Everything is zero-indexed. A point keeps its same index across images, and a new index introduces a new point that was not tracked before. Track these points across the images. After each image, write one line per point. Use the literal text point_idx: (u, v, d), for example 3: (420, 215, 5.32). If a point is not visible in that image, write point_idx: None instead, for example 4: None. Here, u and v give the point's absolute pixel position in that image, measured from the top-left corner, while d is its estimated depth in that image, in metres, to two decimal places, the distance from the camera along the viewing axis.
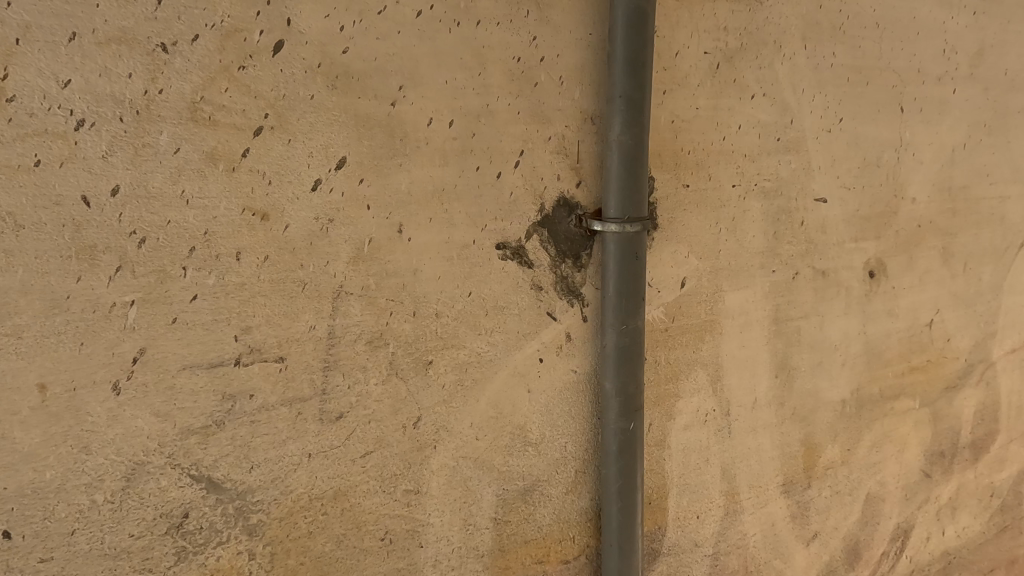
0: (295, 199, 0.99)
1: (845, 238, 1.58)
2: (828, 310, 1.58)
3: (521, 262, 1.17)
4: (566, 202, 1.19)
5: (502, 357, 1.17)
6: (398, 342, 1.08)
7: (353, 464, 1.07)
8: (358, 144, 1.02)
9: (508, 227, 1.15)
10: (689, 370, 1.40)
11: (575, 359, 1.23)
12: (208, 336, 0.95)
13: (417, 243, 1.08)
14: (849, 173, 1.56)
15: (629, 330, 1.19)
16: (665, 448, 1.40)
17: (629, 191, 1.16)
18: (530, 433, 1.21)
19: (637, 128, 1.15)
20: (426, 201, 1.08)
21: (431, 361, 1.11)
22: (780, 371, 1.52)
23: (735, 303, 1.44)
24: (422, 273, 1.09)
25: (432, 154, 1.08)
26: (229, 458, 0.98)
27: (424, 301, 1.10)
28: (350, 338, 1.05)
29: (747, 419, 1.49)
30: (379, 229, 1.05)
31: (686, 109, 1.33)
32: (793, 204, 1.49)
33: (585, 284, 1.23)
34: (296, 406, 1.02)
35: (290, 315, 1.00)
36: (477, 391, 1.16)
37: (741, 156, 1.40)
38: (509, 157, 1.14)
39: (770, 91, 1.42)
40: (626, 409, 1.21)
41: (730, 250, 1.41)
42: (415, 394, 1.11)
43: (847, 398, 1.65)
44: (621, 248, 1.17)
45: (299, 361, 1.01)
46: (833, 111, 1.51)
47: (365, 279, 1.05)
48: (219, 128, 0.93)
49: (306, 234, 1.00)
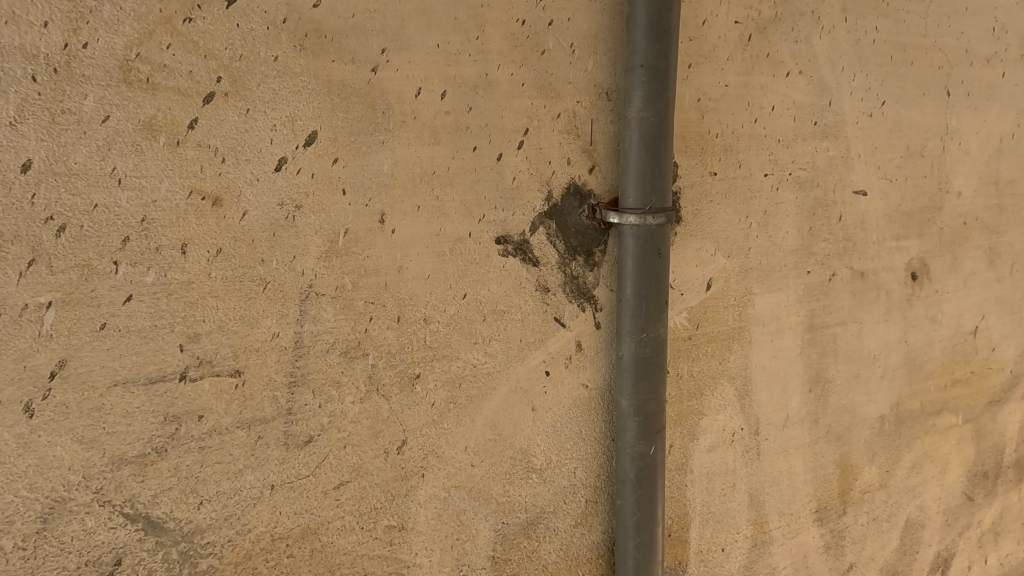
0: (254, 181, 0.82)
1: (886, 235, 1.41)
2: (867, 317, 1.41)
3: (525, 260, 1.00)
4: (577, 190, 1.03)
5: (502, 370, 1.01)
6: (379, 352, 0.92)
7: (325, 498, 0.90)
8: (331, 117, 0.86)
9: (510, 218, 0.99)
10: (714, 384, 1.24)
11: (587, 372, 1.07)
12: (146, 346, 0.78)
13: (403, 235, 0.92)
14: (891, 163, 1.40)
15: (649, 339, 1.02)
16: (687, 472, 1.23)
17: (651, 176, 0.99)
18: (534, 457, 1.04)
19: (661, 102, 0.98)
20: (413, 187, 0.92)
21: (418, 375, 0.95)
22: (814, 385, 1.35)
23: (766, 308, 1.27)
24: (408, 271, 0.93)
25: (421, 131, 0.92)
26: (172, 493, 0.81)
27: (411, 305, 0.93)
28: (321, 348, 0.88)
29: (778, 439, 1.32)
30: (357, 218, 0.89)
31: (713, 86, 1.16)
32: (830, 196, 1.32)
33: (598, 285, 1.06)
34: (255, 429, 0.85)
35: (247, 320, 0.83)
36: (473, 410, 0.99)
37: (774, 141, 1.24)
38: (512, 136, 0.98)
39: (807, 68, 1.25)
40: (645, 431, 1.04)
41: (761, 248, 1.25)
42: (400, 413, 0.94)
43: (885, 415, 1.48)
44: (641, 244, 1.00)
45: (259, 375, 0.85)
46: (875, 93, 1.35)
47: (340, 278, 0.88)
48: (158, 92, 0.76)
49: (267, 224, 0.83)
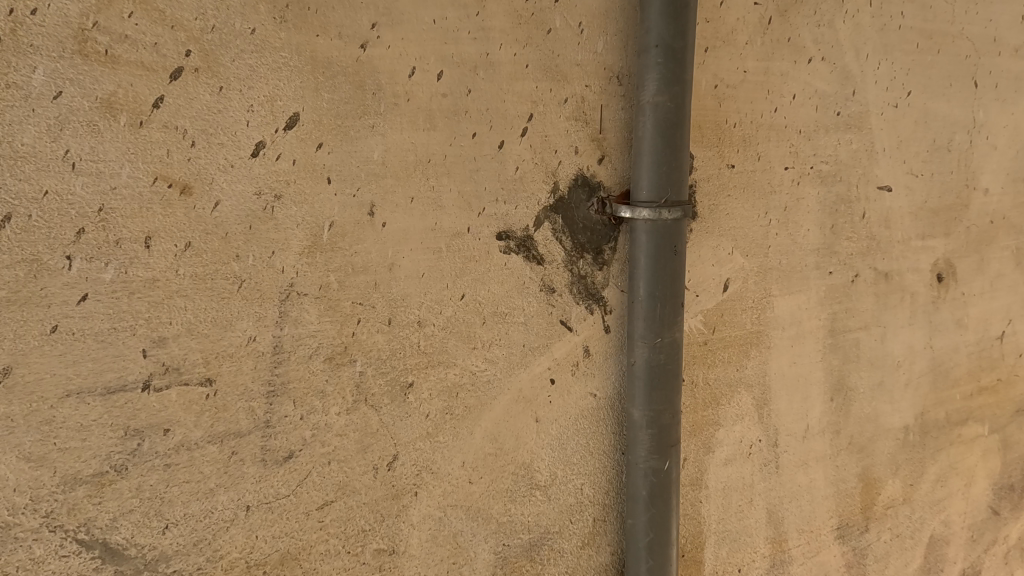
0: (228, 167, 0.74)
1: (911, 234, 1.33)
2: (891, 321, 1.33)
3: (529, 258, 0.92)
4: (585, 182, 0.95)
5: (503, 378, 0.92)
6: (368, 358, 0.83)
7: (307, 520, 0.81)
8: (315, 97, 0.78)
9: (513, 212, 0.90)
10: (731, 393, 1.15)
11: (595, 380, 0.98)
12: (104, 352, 0.70)
13: (395, 229, 0.83)
14: (917, 157, 1.31)
15: (663, 344, 0.94)
16: (702, 488, 1.14)
17: (666, 166, 0.91)
18: (538, 473, 0.96)
19: (678, 86, 0.90)
20: (406, 176, 0.83)
21: (411, 383, 0.86)
22: (836, 393, 1.27)
23: (786, 311, 1.19)
24: (401, 269, 0.84)
25: (415, 115, 0.83)
26: (133, 516, 0.72)
27: (403, 306, 0.85)
28: (303, 354, 0.79)
29: (797, 451, 1.23)
30: (344, 210, 0.80)
31: (731, 72, 1.08)
32: (854, 192, 1.24)
33: (608, 285, 0.97)
34: (228, 444, 0.76)
35: (219, 323, 0.75)
36: (471, 422, 0.90)
37: (795, 132, 1.15)
38: (515, 123, 0.89)
39: (829, 54, 1.17)
40: (660, 444, 0.95)
41: (781, 246, 1.16)
42: (390, 425, 0.85)
43: (909, 425, 1.39)
44: (656, 240, 0.92)
45: (233, 385, 0.76)
46: (900, 83, 1.27)
47: (325, 276, 0.80)
48: (119, 66, 0.68)
49: (242, 215, 0.75)
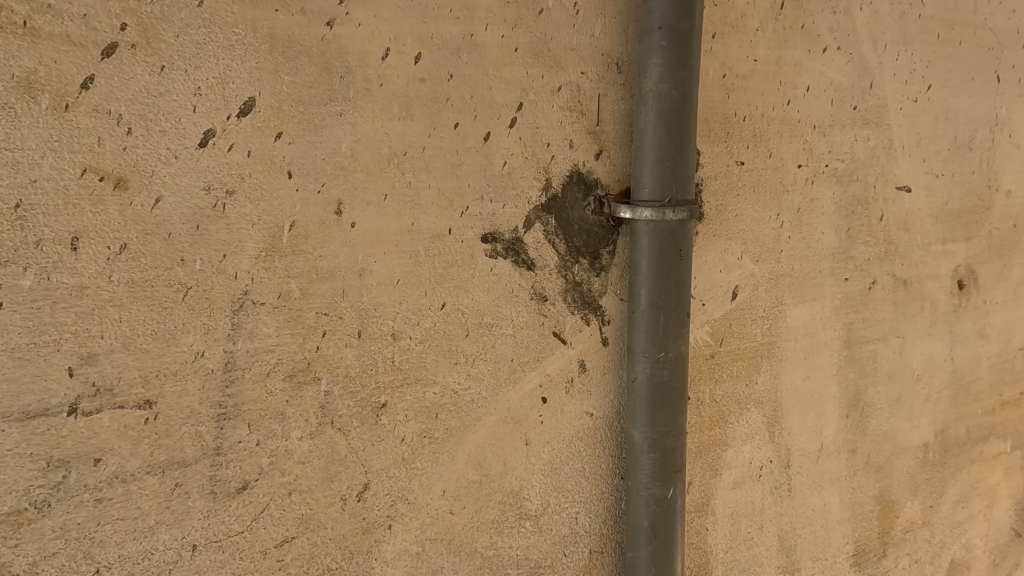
0: (171, 158, 0.64)
1: (931, 238, 1.23)
2: (910, 331, 1.23)
3: (518, 263, 0.83)
4: (581, 179, 0.85)
5: (488, 397, 0.83)
6: (334, 375, 0.74)
7: (264, 559, 0.72)
8: (273, 80, 0.68)
9: (501, 212, 0.81)
10: (740, 411, 1.06)
11: (592, 398, 0.89)
12: (22, 371, 0.60)
13: (366, 230, 0.74)
14: (937, 155, 1.22)
15: (667, 359, 0.84)
16: (708, 514, 1.05)
17: (671, 161, 0.82)
18: (528, 502, 0.86)
19: (684, 72, 0.81)
20: (379, 171, 0.74)
21: (385, 404, 0.77)
22: (852, 409, 1.17)
23: (798, 321, 1.09)
24: (373, 275, 0.75)
25: (390, 102, 0.74)
26: (59, 560, 0.63)
27: (375, 317, 0.75)
28: (259, 371, 0.70)
29: (811, 473, 1.14)
30: (307, 208, 0.71)
31: (740, 61, 1.00)
32: (871, 192, 1.15)
33: (606, 293, 0.88)
34: (171, 475, 0.67)
35: (160, 336, 0.65)
36: (453, 446, 0.81)
37: (809, 127, 1.06)
38: (503, 113, 0.80)
39: (845, 44, 1.08)
40: (663, 470, 0.86)
41: (794, 251, 1.07)
42: (360, 451, 0.76)
43: (929, 442, 1.29)
44: (659, 243, 0.82)
45: (177, 407, 0.67)
46: (920, 75, 1.18)
47: (285, 283, 0.71)
48: (40, 41, 0.59)
49: (187, 213, 0.65)
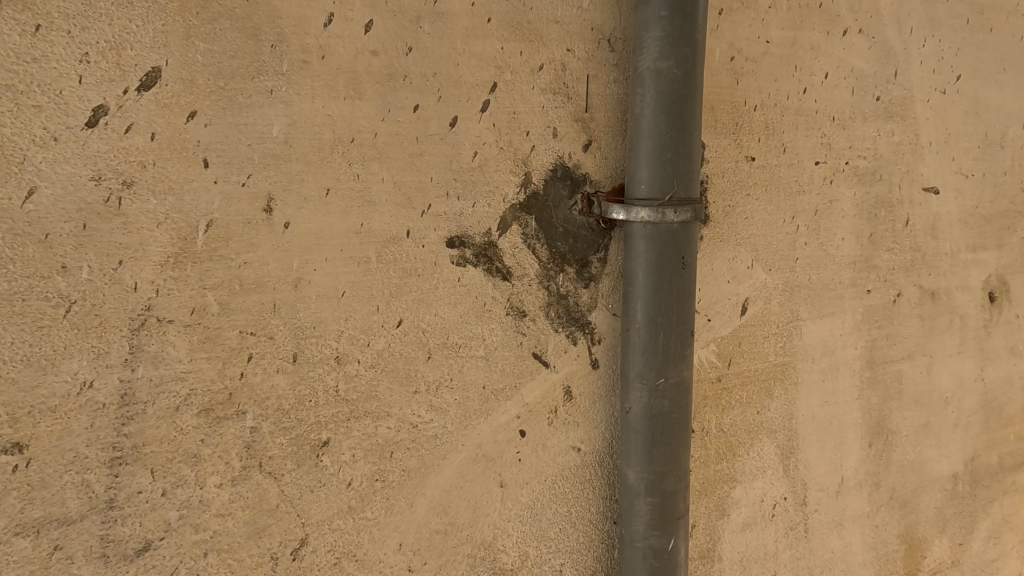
0: (49, 141, 0.52)
1: (961, 245, 1.10)
2: (938, 349, 1.10)
3: (491, 271, 0.70)
4: (567, 173, 0.73)
5: (456, 432, 0.69)
6: (263, 408, 0.61)
7: None
8: (184, 47, 0.56)
9: (471, 212, 0.68)
10: (750, 441, 0.93)
11: (579, 431, 0.75)
12: None
13: (303, 232, 0.61)
14: (967, 153, 1.09)
15: (667, 387, 0.71)
16: (713, 560, 0.91)
17: (672, 153, 0.69)
18: (503, 554, 0.73)
19: (687, 48, 0.68)
20: (319, 161, 0.61)
21: (327, 442, 0.64)
22: (875, 438, 1.04)
23: (815, 338, 0.97)
24: (312, 287, 0.62)
25: (333, 78, 0.62)
26: None
27: (315, 337, 0.62)
28: (166, 405, 0.57)
29: (830, 511, 1.00)
30: (229, 205, 0.58)
31: (750, 43, 0.87)
32: (895, 194, 1.02)
33: (597, 308, 0.75)
34: (49, 536, 0.54)
35: (34, 362, 0.52)
36: (411, 490, 0.68)
37: (827, 119, 0.94)
38: (473, 94, 0.68)
39: (867, 27, 0.96)
40: (663, 518, 0.73)
41: (811, 259, 0.95)
42: (296, 499, 0.63)
43: (958, 473, 1.15)
44: (657, 250, 0.70)
45: (56, 452, 0.53)
46: (948, 64, 1.05)
47: (200, 296, 0.58)
48: None
49: (70, 209, 0.53)
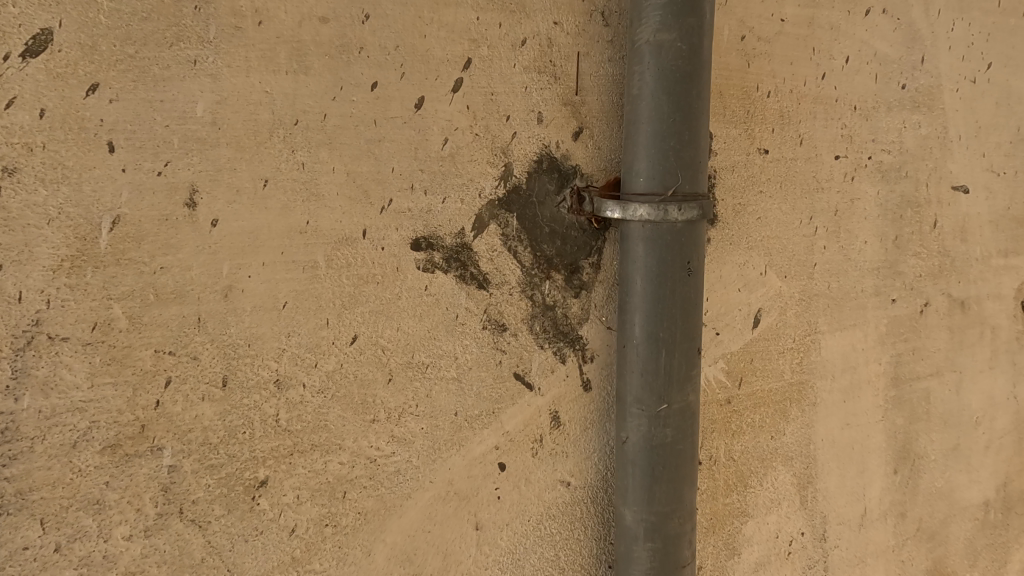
0: None
1: (992, 249, 0.98)
2: (968, 365, 0.98)
3: (464, 278, 0.60)
4: (555, 165, 0.63)
5: (422, 467, 0.59)
6: (184, 443, 0.50)
7: None
8: (83, 6, 0.47)
9: (440, 209, 0.58)
10: (763, 470, 0.82)
11: (569, 464, 0.65)
12: None
13: (234, 231, 0.51)
14: (998, 149, 0.97)
15: (670, 413, 0.61)
16: None
17: (675, 140, 0.59)
18: None
19: (693, 18, 0.59)
20: (254, 147, 0.52)
21: (266, 482, 0.53)
22: (900, 464, 0.94)
23: (835, 353, 0.86)
24: (246, 297, 0.52)
25: (272, 48, 0.52)
26: None
27: (249, 357, 0.52)
28: (60, 440, 0.47)
29: (851, 546, 0.90)
30: (141, 198, 0.48)
31: (763, 21, 0.78)
32: (922, 193, 0.92)
33: (589, 321, 0.65)
34: None
35: None
36: (369, 536, 0.57)
37: (848, 109, 0.84)
38: (443, 71, 0.58)
39: (891, 6, 0.87)
40: (665, 566, 0.62)
41: (830, 265, 0.85)
42: (227, 551, 0.52)
43: (990, 500, 1.02)
44: (658, 253, 0.59)
45: None
46: (979, 51, 0.94)
47: (104, 307, 0.48)
48: None
49: None
